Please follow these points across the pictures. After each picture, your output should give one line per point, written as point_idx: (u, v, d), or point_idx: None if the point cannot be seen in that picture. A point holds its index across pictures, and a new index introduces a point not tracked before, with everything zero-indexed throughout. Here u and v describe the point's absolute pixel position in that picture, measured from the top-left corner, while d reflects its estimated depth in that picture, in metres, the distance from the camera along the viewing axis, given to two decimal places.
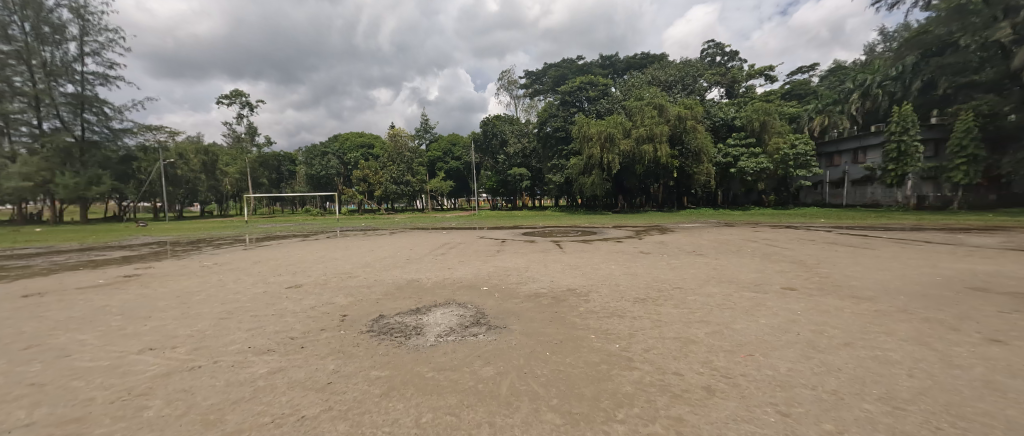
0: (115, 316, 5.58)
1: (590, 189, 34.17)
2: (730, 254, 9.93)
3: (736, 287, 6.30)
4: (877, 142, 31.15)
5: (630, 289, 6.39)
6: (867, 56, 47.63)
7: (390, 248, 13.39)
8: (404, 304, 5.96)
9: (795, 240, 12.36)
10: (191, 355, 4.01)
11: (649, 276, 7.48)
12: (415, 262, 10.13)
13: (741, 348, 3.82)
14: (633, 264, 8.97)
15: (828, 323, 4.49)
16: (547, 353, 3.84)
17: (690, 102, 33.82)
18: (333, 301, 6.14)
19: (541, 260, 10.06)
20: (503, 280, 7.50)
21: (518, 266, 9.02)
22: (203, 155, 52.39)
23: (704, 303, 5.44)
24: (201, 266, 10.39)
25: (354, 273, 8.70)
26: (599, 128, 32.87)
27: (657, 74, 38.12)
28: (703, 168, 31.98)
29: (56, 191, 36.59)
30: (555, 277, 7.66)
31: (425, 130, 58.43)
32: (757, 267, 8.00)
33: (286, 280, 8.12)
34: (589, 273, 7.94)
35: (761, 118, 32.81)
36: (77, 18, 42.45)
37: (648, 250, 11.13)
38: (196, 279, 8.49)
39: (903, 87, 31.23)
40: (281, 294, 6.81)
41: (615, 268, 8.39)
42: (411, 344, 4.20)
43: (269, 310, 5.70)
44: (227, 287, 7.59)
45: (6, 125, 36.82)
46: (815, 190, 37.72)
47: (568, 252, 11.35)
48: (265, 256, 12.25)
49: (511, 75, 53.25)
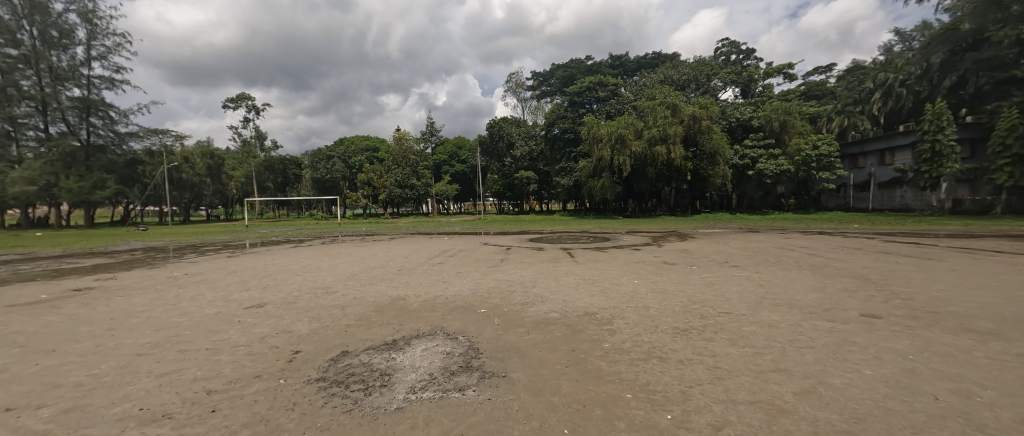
0: (11, 350, 4.38)
1: (600, 193, 32.84)
2: (772, 266, 8.48)
3: (804, 315, 4.90)
4: (907, 142, 29.26)
5: (666, 314, 5.10)
6: (886, 55, 45.60)
7: (383, 257, 12.13)
8: (377, 335, 4.68)
9: (840, 249, 10.85)
10: (48, 425, 2.77)
11: (684, 295, 6.19)
12: (406, 275, 8.85)
13: (866, 428, 2.48)
14: (660, 279, 7.58)
15: (971, 380, 3.10)
16: (564, 432, 2.51)
17: (704, 101, 32.30)
18: (296, 328, 4.95)
19: (550, 271, 8.74)
20: (504, 299, 6.23)
21: (523, 281, 7.70)
22: (209, 159, 52.03)
23: (768, 337, 4.15)
24: (168, 277, 9.26)
25: (333, 288, 7.47)
26: (610, 129, 31.66)
27: (670, 73, 36.68)
28: (719, 171, 30.60)
29: (59, 195, 36.27)
30: (569, 296, 6.33)
31: (430, 133, 57.33)
32: (816, 285, 6.55)
33: (250, 297, 6.92)
34: (609, 290, 6.63)
35: (781, 117, 31.17)
36: (85, 22, 42.36)
37: (673, 261, 9.71)
38: (151, 295, 7.33)
39: (930, 86, 28.96)
40: (232, 318, 5.56)
41: (641, 284, 7.07)
42: (366, 409, 2.92)
43: (205, 343, 4.47)
44: (178, 306, 6.43)
45: (14, 129, 36.75)
46: (837, 194, 35.75)
47: (581, 262, 9.96)
48: (245, 265, 11.08)
49: (518, 77, 52.27)
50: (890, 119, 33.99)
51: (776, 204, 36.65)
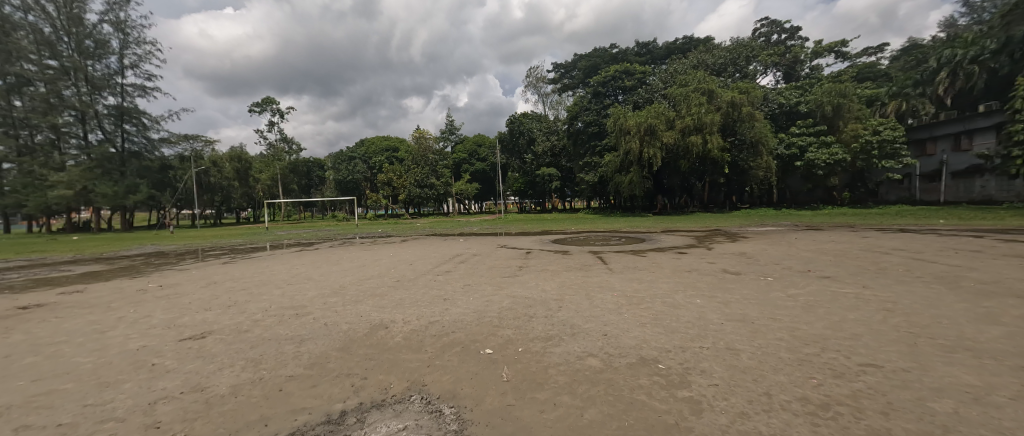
0: None
1: (628, 189, 30.44)
2: (881, 278, 6.32)
3: (1021, 378, 2.89)
4: (988, 124, 25.50)
5: (774, 368, 3.24)
6: (950, 30, 40.63)
7: (384, 263, 10.62)
8: (322, 400, 3.05)
9: (954, 253, 8.43)
10: None
11: (781, 325, 4.30)
12: (403, 288, 7.30)
13: None
14: (730, 296, 5.64)
15: None
16: None
17: (744, 86, 29.25)
18: (218, 382, 3.42)
19: (580, 285, 6.95)
20: (520, 331, 4.49)
21: (546, 299, 5.93)
22: (237, 163, 53.15)
23: (997, 433, 2.27)
24: (137, 291, 8.08)
25: (307, 310, 5.95)
26: (638, 120, 29.17)
27: (705, 57, 33.74)
28: (763, 162, 27.85)
29: (96, 199, 37.20)
30: (612, 326, 4.52)
31: (450, 132, 55.89)
32: (980, 313, 4.44)
33: (200, 322, 5.48)
34: (666, 317, 4.76)
35: (835, 100, 27.54)
36: (118, 32, 43.32)
37: (736, 269, 7.68)
38: (90, 317, 6.06)
39: (1011, 61, 24.72)
40: (151, 358, 4.09)
41: (707, 307, 5.15)
42: None
43: (65, 414, 2.97)
44: (106, 334, 5.08)
45: (58, 138, 38.01)
46: (898, 185, 31.68)
47: (617, 272, 8.08)
48: (230, 274, 9.81)
49: (539, 71, 50.35)
50: (956, 101, 29.83)
51: (825, 198, 33.32)
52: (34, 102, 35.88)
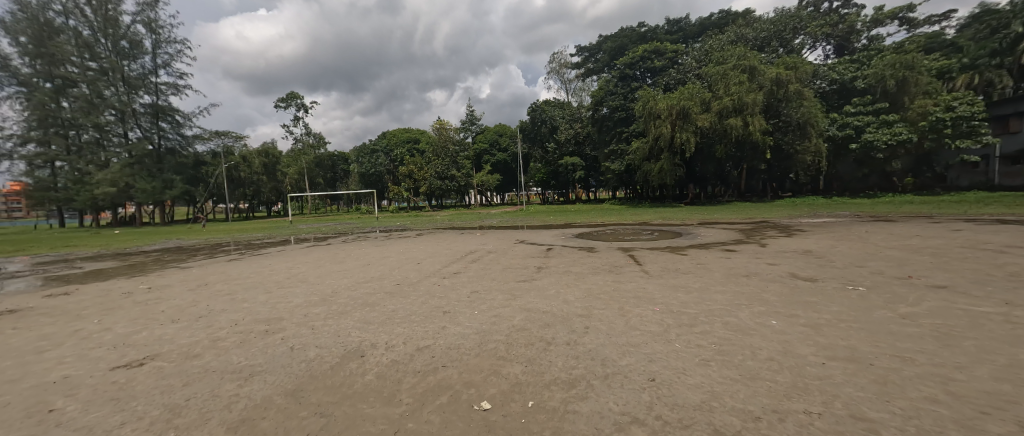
0: None
1: (658, 178, 28.37)
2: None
3: None
4: None
5: None
6: None
7: (389, 263, 9.63)
8: None
9: None
10: None
11: (921, 373, 2.88)
12: (400, 296, 6.22)
13: None
14: (819, 317, 4.20)
15: None
16: None
17: (791, 60, 26.38)
18: None
19: (612, 294, 5.67)
20: (532, 371, 3.25)
21: (569, 315, 4.69)
22: (265, 157, 54.40)
23: None
24: (122, 294, 7.43)
25: (279, 326, 4.94)
26: (671, 102, 26.88)
27: (744, 31, 30.87)
28: (811, 145, 25.22)
29: (137, 195, 38.59)
30: (661, 364, 3.25)
31: (470, 122, 54.74)
32: None
33: (155, 340, 4.59)
34: (740, 354, 3.37)
35: (898, 73, 24.32)
36: (150, 32, 44.51)
37: (808, 274, 6.14)
38: (43, 330, 5.27)
39: None
40: (55, 401, 3.16)
41: (791, 334, 3.76)
42: None
43: None
44: (37, 356, 4.23)
45: (101, 137, 39.42)
46: (972, 169, 28.06)
47: (655, 276, 6.70)
48: (226, 274, 9.13)
49: (563, 56, 48.29)
50: None
51: (882, 184, 29.94)
52: (77, 103, 37.24)
